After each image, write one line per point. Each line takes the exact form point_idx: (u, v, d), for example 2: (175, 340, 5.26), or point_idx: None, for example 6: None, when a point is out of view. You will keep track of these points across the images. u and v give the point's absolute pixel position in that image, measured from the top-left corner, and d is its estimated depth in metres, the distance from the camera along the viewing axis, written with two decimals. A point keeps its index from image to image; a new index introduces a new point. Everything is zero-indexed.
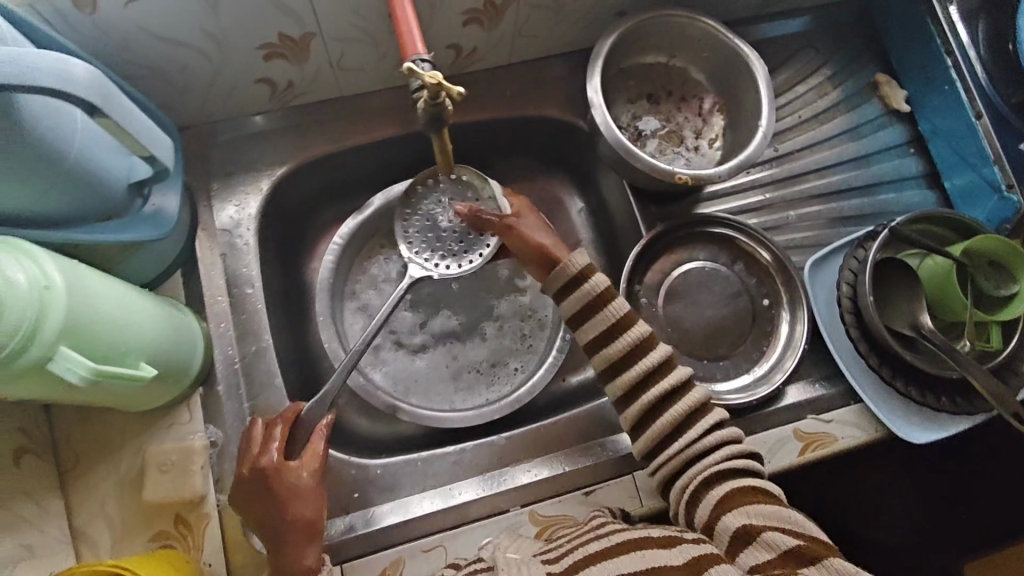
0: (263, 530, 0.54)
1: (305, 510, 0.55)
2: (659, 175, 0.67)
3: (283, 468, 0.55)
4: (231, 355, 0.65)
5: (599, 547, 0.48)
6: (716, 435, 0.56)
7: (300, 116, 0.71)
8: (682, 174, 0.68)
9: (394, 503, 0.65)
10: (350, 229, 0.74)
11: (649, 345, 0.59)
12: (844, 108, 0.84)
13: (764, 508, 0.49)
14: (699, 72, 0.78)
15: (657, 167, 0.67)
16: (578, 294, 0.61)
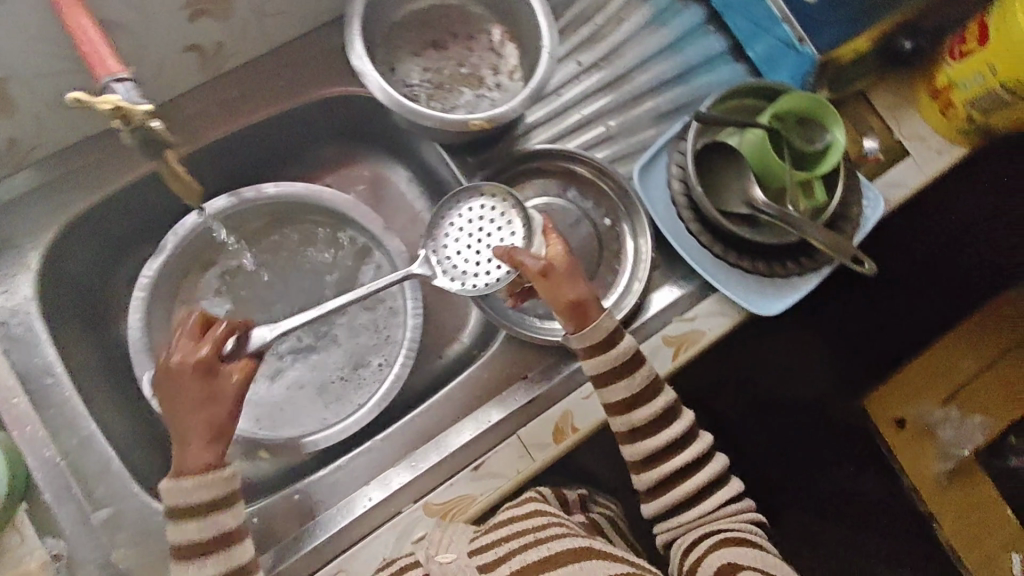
0: (178, 417, 0.53)
1: (196, 414, 0.52)
2: (452, 128, 0.63)
3: (198, 366, 0.53)
4: (50, 456, 0.58)
5: (540, 556, 0.53)
6: (731, 498, 0.62)
7: (49, 171, 0.63)
8: (476, 120, 0.63)
9: (283, 546, 0.61)
10: (154, 273, 0.66)
11: (671, 415, 0.61)
12: (637, 3, 0.81)
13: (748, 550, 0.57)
14: (475, 4, 0.73)
15: (447, 120, 0.63)
16: (612, 358, 0.59)
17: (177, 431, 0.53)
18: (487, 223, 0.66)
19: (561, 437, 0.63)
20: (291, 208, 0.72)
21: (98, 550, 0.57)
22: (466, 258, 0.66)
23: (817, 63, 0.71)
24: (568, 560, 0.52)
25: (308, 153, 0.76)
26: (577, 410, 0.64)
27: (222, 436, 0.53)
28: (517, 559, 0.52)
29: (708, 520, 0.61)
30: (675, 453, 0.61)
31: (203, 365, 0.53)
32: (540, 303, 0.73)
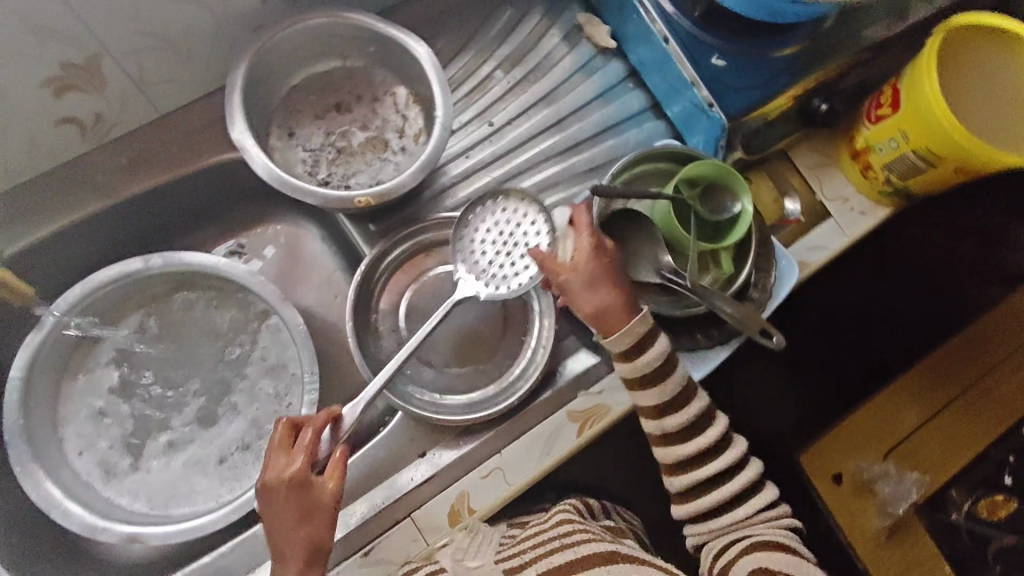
0: (280, 538, 0.51)
1: (293, 510, 0.51)
2: (335, 205, 0.61)
3: (280, 484, 0.52)
4: None
5: (565, 559, 0.55)
6: (771, 511, 0.60)
7: None
8: (362, 196, 0.62)
9: None
10: (35, 345, 0.63)
11: (715, 446, 0.59)
12: (555, 60, 0.80)
13: (783, 557, 0.56)
14: (376, 67, 0.72)
15: (330, 197, 0.61)
16: (654, 387, 0.58)
17: (276, 548, 0.51)
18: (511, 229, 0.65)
19: (456, 519, 0.62)
20: (187, 274, 0.69)
21: None
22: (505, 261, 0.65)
23: (727, 129, 0.70)
24: (597, 562, 0.54)
25: (211, 215, 0.74)
26: (473, 490, 0.63)
27: (314, 519, 0.51)
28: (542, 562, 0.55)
29: (745, 522, 0.59)
30: (713, 457, 0.59)
31: (297, 477, 0.52)
32: (428, 372, 0.73)
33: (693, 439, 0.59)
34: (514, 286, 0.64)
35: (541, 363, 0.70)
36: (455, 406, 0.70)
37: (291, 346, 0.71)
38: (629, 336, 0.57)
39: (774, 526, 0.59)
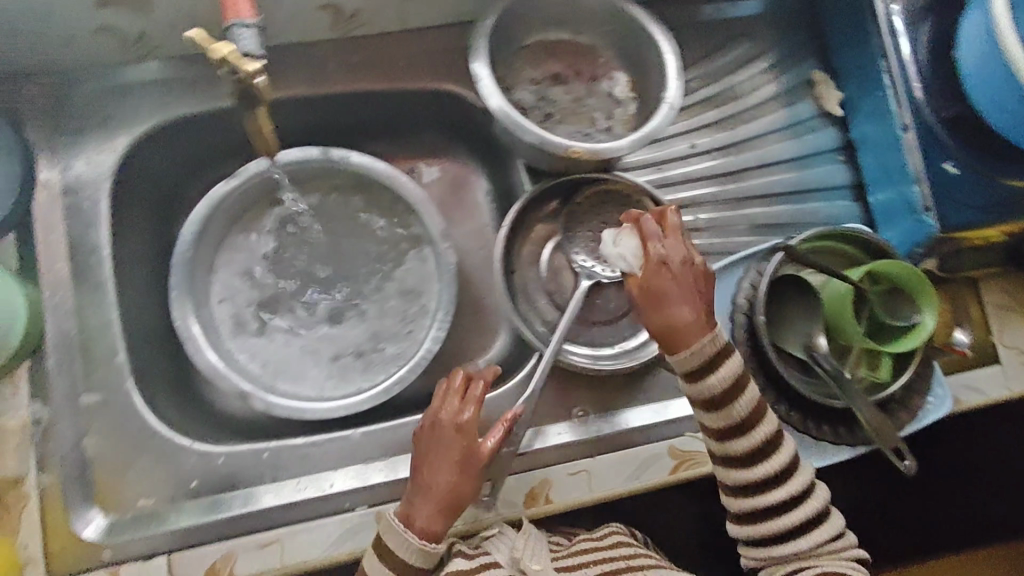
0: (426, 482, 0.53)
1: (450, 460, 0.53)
2: (549, 148, 0.59)
3: (444, 429, 0.54)
4: (67, 330, 0.61)
5: None
6: (828, 533, 0.55)
7: (162, 70, 0.65)
8: (576, 147, 0.60)
9: (233, 494, 0.61)
10: (219, 196, 0.67)
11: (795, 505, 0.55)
12: (774, 106, 0.79)
13: None
14: (606, 50, 0.72)
15: (549, 141, 0.60)
16: (739, 438, 0.54)
17: (422, 483, 0.53)
18: (615, 221, 0.69)
19: (532, 502, 0.63)
20: (366, 180, 0.72)
21: (73, 430, 0.59)
22: None
23: (933, 239, 0.68)
24: None
25: (403, 133, 0.77)
26: (557, 482, 0.64)
27: (453, 509, 0.53)
28: None
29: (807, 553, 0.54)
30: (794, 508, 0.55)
31: (464, 427, 0.55)
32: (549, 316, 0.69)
33: (769, 480, 0.54)
34: (627, 271, 0.68)
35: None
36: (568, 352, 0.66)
37: (432, 278, 0.73)
38: (705, 381, 0.52)
39: (816, 527, 0.55)
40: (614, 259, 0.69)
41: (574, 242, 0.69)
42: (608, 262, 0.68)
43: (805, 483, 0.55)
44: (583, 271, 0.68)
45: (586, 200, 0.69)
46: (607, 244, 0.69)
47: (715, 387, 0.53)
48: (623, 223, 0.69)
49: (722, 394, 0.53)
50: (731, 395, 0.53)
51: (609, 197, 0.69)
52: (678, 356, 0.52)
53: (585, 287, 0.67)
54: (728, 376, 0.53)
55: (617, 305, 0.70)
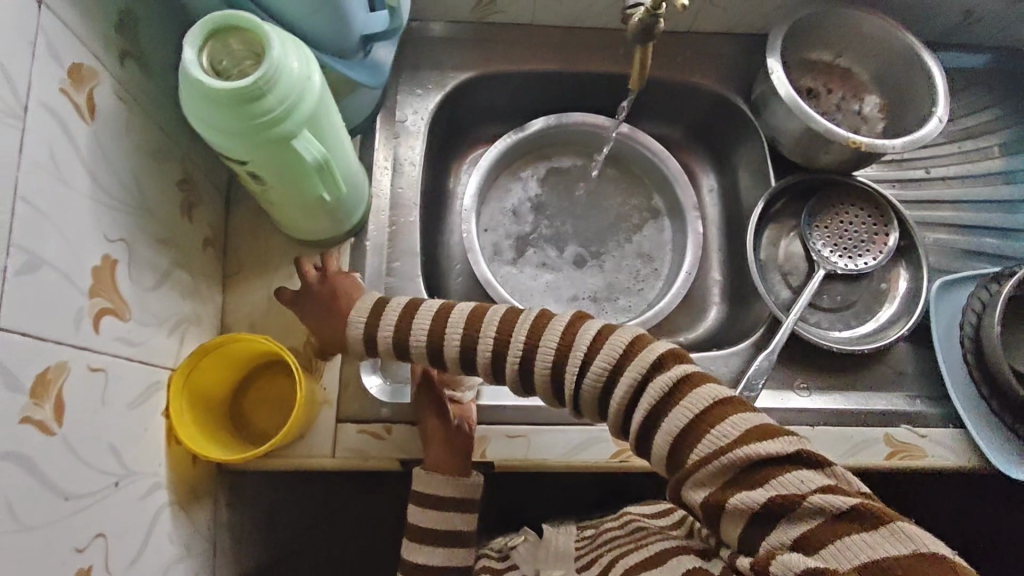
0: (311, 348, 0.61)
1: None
2: (833, 137, 0.69)
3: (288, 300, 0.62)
4: (382, 220, 0.71)
5: (639, 557, 0.55)
6: (716, 431, 0.45)
7: (491, 31, 0.78)
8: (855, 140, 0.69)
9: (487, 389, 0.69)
10: (509, 142, 0.79)
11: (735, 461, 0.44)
12: (1002, 152, 0.84)
13: (770, 470, 0.43)
14: (865, 73, 0.80)
15: (834, 129, 0.69)
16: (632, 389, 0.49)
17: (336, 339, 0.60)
18: (854, 220, 0.75)
19: None
20: (626, 153, 0.81)
21: None
22: (853, 241, 0.75)
23: None
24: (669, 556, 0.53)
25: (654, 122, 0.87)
26: None
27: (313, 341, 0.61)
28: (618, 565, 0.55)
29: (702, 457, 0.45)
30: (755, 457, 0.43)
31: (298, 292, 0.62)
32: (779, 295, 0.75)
33: (711, 451, 0.45)
34: (860, 265, 0.74)
35: (900, 335, 0.70)
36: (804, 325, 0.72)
37: (665, 247, 0.81)
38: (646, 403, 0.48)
39: (820, 471, 0.43)
40: (848, 253, 0.75)
41: (812, 232, 0.76)
42: (842, 255, 0.75)
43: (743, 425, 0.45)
44: (818, 259, 0.75)
45: (827, 199, 0.77)
46: (842, 239, 0.75)
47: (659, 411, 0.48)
48: (861, 223, 0.75)
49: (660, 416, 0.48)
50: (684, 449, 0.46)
51: (853, 200, 0.76)
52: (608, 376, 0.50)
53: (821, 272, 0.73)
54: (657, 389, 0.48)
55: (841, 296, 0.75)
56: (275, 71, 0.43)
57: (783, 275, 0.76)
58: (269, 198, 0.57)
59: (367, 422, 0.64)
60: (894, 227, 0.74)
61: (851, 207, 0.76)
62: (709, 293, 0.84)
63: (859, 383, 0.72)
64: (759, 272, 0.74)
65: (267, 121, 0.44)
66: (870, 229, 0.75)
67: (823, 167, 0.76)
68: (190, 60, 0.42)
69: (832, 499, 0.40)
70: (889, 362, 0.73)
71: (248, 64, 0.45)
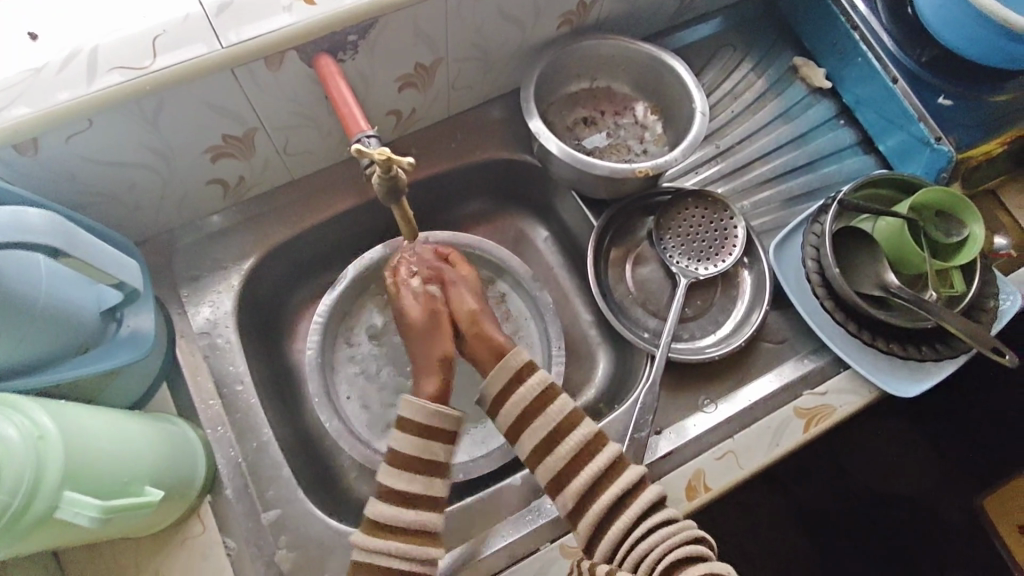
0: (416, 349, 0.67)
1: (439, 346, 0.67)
2: (620, 174, 0.69)
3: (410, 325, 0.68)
4: (234, 456, 0.64)
5: None
6: (622, 484, 0.58)
7: (255, 207, 0.72)
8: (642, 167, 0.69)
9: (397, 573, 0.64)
10: (329, 306, 0.73)
11: (627, 498, 0.58)
12: (772, 95, 0.89)
13: (639, 504, 0.58)
14: (623, 85, 0.81)
15: (618, 167, 0.69)
16: (556, 451, 0.61)
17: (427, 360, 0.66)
18: (696, 225, 0.76)
19: (692, 496, 0.66)
20: None
21: (263, 550, 0.61)
22: (704, 245, 0.76)
23: (954, 160, 0.75)
24: None
25: (461, 205, 0.85)
26: (709, 470, 0.67)
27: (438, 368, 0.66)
28: None
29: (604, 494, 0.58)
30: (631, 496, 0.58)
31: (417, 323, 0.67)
32: (649, 323, 0.76)
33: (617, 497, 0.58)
34: (720, 264, 0.75)
35: (764, 315, 0.73)
36: (681, 344, 0.74)
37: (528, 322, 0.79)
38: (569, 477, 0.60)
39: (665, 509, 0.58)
40: (703, 257, 0.76)
41: (664, 251, 0.76)
42: (700, 261, 0.75)
43: (637, 475, 0.59)
44: (678, 273, 0.75)
45: (663, 215, 0.77)
46: (693, 246, 0.76)
47: (587, 496, 0.59)
48: (705, 224, 0.76)
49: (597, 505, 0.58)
50: (603, 526, 0.58)
51: (687, 206, 0.77)
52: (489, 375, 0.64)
53: (685, 286, 0.74)
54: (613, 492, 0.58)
55: (701, 301, 0.78)
56: None
57: (642, 303, 0.77)
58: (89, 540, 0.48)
59: None
60: (736, 216, 0.75)
61: (688, 213, 0.77)
62: (589, 340, 0.84)
63: (752, 369, 0.74)
64: (620, 313, 0.74)
65: (9, 520, 0.36)
66: (716, 226, 0.76)
67: (630, 192, 0.76)
68: None
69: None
70: (767, 337, 0.76)
71: None
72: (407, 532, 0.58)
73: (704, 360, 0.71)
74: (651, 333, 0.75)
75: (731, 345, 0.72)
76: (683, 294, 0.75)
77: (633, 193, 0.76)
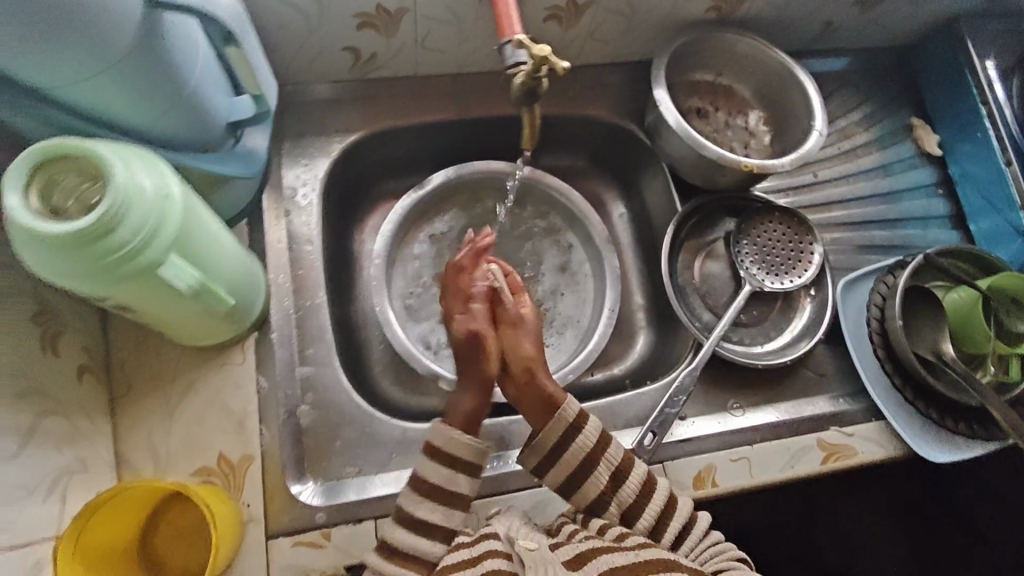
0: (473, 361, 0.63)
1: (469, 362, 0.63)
2: (724, 161, 0.70)
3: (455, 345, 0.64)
4: (287, 306, 0.66)
5: (631, 564, 0.48)
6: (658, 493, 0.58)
7: (372, 88, 0.74)
8: (748, 163, 0.71)
9: (364, 477, 0.63)
10: (408, 203, 0.75)
11: (670, 509, 0.58)
12: (879, 146, 0.89)
13: (668, 504, 0.58)
14: (745, 89, 0.82)
15: (727, 156, 0.70)
16: (599, 470, 0.58)
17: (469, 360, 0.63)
18: (775, 240, 0.77)
19: (699, 485, 0.67)
20: (535, 193, 0.80)
21: (289, 400, 0.63)
22: (778, 261, 0.77)
23: None
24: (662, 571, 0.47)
25: (553, 156, 0.87)
26: (721, 467, 0.68)
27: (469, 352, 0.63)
28: (605, 559, 0.48)
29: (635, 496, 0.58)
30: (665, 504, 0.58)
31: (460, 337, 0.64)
32: (703, 317, 0.76)
33: (638, 498, 0.58)
34: (787, 282, 0.76)
35: (812, 346, 0.74)
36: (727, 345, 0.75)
37: (586, 281, 0.80)
38: (584, 485, 0.58)
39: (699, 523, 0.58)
40: (773, 271, 0.76)
41: (738, 255, 0.77)
42: (769, 274, 0.76)
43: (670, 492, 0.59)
44: (744, 279, 0.76)
45: (746, 222, 0.78)
46: (766, 259, 0.77)
47: (624, 502, 0.58)
48: (785, 242, 0.77)
49: (629, 508, 0.57)
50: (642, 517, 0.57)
51: (772, 220, 0.78)
52: (543, 429, 0.59)
53: (747, 292, 0.75)
54: (657, 509, 0.57)
55: (757, 312, 0.78)
56: (122, 201, 0.37)
57: (702, 298, 0.78)
58: (154, 321, 0.51)
59: (302, 532, 0.58)
60: (817, 243, 0.76)
61: (769, 227, 0.78)
62: (633, 320, 0.85)
63: (787, 391, 0.75)
64: (678, 297, 0.75)
65: (119, 257, 0.38)
66: (795, 247, 0.77)
67: (723, 187, 0.77)
68: (14, 207, 0.35)
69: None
70: (810, 367, 0.76)
71: (84, 190, 0.39)
72: (408, 554, 0.54)
73: (746, 365, 0.72)
74: (702, 326, 0.75)
75: (776, 360, 0.73)
76: (743, 300, 0.76)
77: (724, 193, 0.78)
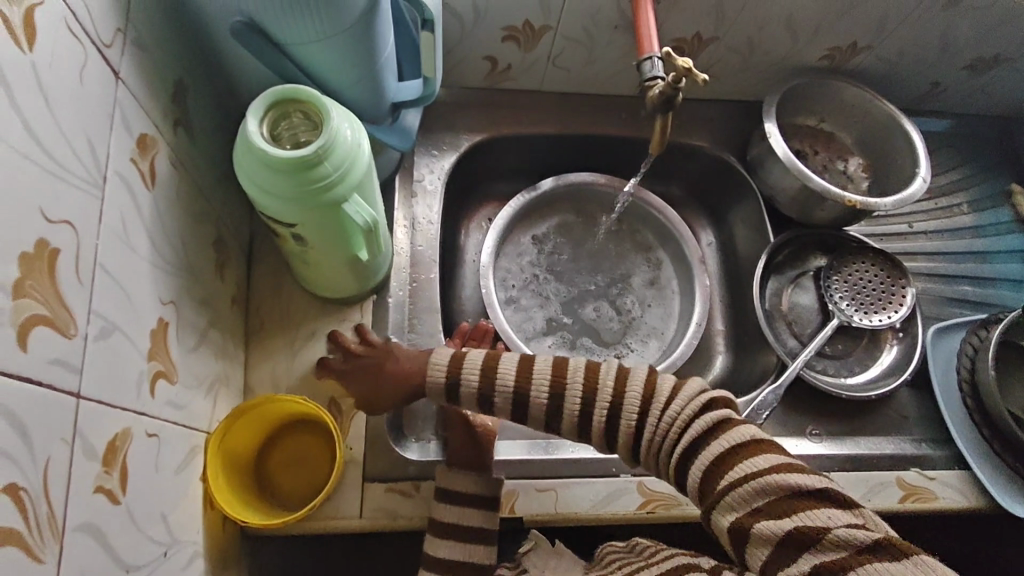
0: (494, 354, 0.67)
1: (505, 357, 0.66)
2: (831, 196, 0.75)
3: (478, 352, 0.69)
4: (404, 276, 0.72)
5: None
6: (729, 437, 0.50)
7: (500, 97, 0.81)
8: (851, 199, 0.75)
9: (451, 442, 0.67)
10: (520, 202, 0.82)
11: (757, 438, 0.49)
12: (975, 206, 0.91)
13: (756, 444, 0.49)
14: (847, 136, 0.86)
15: (830, 190, 0.74)
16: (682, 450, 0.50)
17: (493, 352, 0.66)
18: (867, 278, 0.79)
19: None
20: (635, 209, 0.85)
21: None
22: (868, 298, 0.78)
23: None
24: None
25: (652, 180, 0.92)
26: None
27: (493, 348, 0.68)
28: None
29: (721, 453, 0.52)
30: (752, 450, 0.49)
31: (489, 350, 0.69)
32: (787, 343, 0.79)
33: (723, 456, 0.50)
34: (877, 320, 0.77)
35: (897, 384, 0.75)
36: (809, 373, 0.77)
37: (673, 296, 0.84)
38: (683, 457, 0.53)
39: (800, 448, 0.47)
40: (863, 307, 0.78)
41: (828, 289, 0.80)
42: (858, 310, 0.78)
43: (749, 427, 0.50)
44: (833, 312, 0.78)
45: (838, 258, 0.81)
46: (857, 295, 0.79)
47: None
48: (877, 282, 0.79)
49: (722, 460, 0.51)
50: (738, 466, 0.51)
51: (865, 260, 0.80)
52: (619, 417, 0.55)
53: (835, 324, 0.77)
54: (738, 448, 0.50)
55: (841, 347, 0.80)
56: (332, 139, 0.44)
57: (788, 326, 0.80)
58: (310, 260, 0.57)
59: (396, 481, 0.61)
60: (909, 286, 0.78)
61: (862, 265, 0.80)
62: (714, 343, 0.87)
63: (866, 427, 0.75)
64: (766, 321, 0.78)
65: (320, 186, 0.45)
66: (887, 287, 0.79)
67: (818, 222, 0.81)
68: (253, 131, 0.43)
69: (856, 534, 0.41)
70: (892, 407, 0.77)
71: (300, 130, 0.46)
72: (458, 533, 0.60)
73: (829, 392, 0.73)
74: (786, 351, 0.78)
75: (860, 393, 0.74)
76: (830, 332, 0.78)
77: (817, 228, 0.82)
